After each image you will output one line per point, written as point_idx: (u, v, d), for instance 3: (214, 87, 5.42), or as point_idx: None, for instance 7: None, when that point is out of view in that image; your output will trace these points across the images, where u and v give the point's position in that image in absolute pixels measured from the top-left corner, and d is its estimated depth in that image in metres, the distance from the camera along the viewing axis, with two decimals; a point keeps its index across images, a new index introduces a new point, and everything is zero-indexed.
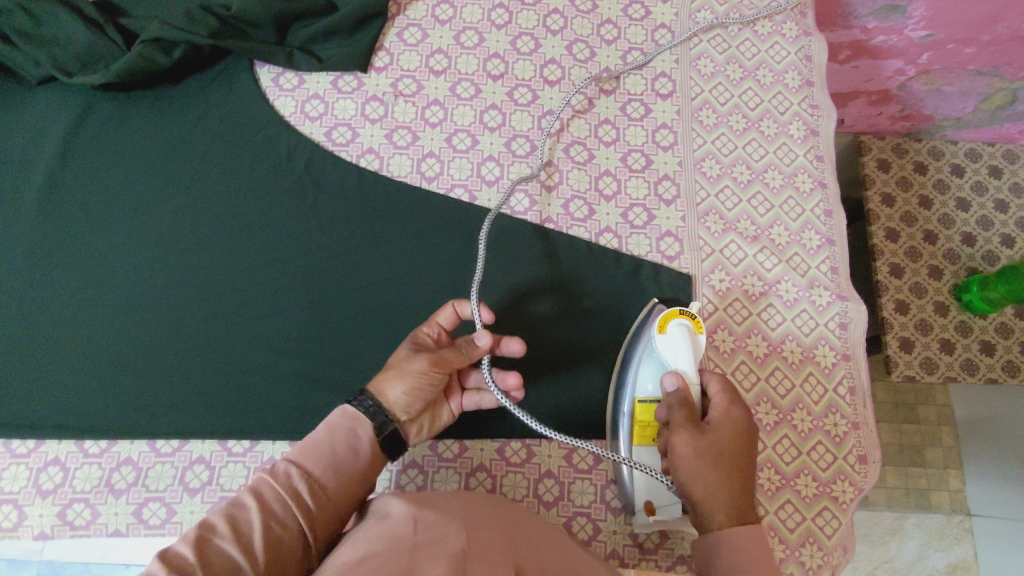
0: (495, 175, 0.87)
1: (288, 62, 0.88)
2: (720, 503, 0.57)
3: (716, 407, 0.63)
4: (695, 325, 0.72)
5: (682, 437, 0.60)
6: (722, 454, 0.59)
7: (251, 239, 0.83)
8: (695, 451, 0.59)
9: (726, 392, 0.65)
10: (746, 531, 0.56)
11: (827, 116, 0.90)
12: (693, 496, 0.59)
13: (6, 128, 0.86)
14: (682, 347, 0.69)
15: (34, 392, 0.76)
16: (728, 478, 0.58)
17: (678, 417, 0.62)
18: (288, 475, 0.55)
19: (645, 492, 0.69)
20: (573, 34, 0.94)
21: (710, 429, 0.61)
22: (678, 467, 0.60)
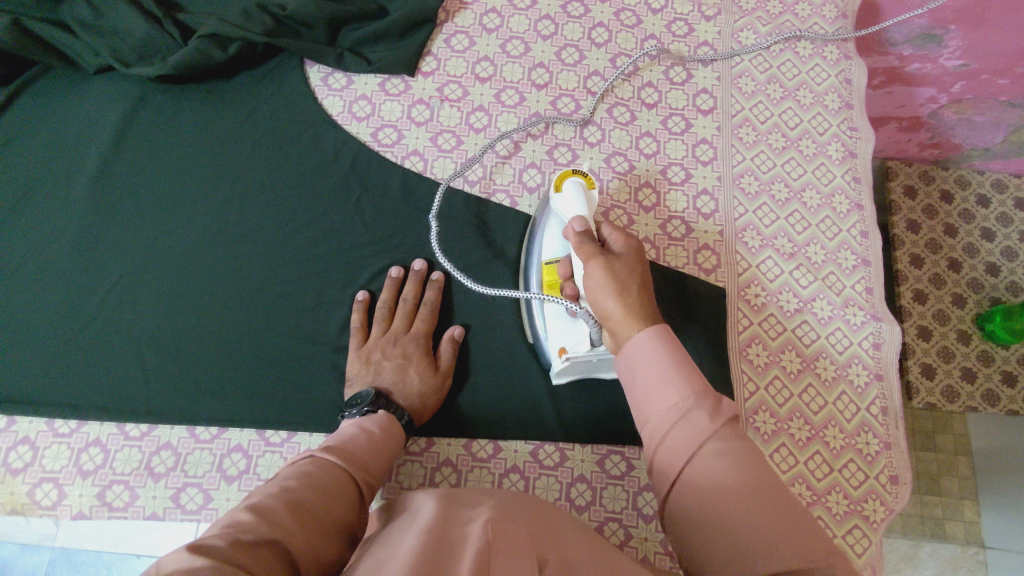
0: (536, 182, 0.88)
1: (338, 63, 0.90)
2: (627, 310, 0.54)
3: (615, 243, 0.62)
4: (589, 183, 0.72)
5: (594, 264, 0.58)
6: (628, 277, 0.57)
7: (297, 234, 0.84)
8: (604, 269, 0.57)
9: (621, 230, 0.62)
10: (657, 333, 0.52)
11: (866, 140, 0.91)
12: (607, 312, 0.56)
13: (65, 116, 0.89)
14: (576, 200, 0.69)
15: (78, 373, 0.77)
16: (635, 293, 0.55)
17: (585, 250, 0.60)
18: (338, 451, 0.57)
19: (558, 338, 0.71)
20: (617, 47, 0.95)
21: (617, 257, 0.59)
22: (590, 292, 0.57)
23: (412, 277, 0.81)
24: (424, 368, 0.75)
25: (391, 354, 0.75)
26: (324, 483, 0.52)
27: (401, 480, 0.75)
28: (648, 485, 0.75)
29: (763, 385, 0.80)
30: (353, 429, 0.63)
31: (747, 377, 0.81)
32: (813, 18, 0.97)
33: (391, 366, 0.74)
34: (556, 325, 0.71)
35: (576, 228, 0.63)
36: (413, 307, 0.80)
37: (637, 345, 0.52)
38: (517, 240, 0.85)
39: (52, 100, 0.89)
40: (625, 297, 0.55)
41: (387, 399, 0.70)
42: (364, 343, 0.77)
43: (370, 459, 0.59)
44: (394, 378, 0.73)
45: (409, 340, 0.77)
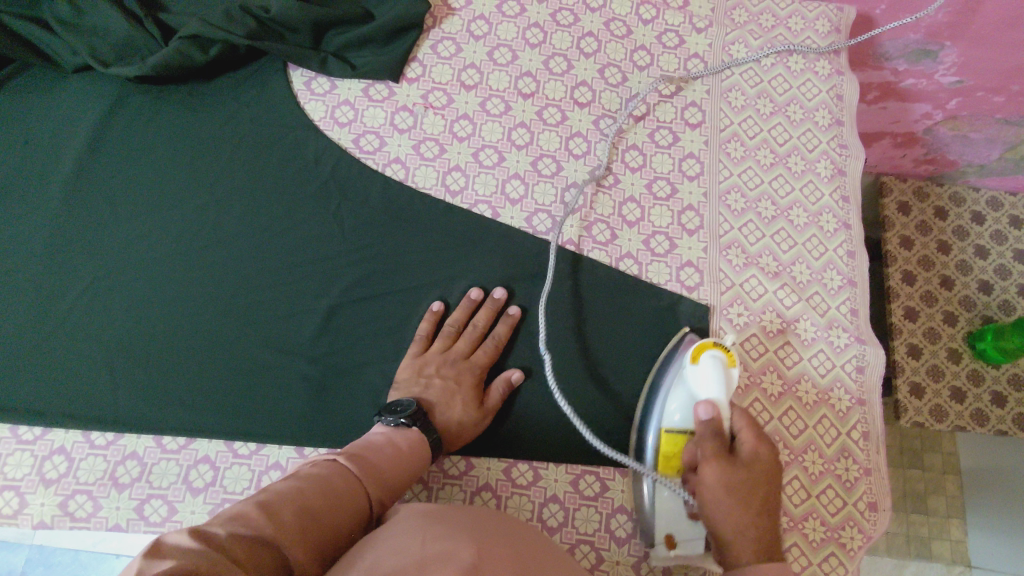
0: (519, 193, 0.87)
1: (322, 67, 0.89)
2: (746, 548, 0.56)
3: (744, 443, 0.61)
4: (730, 359, 0.69)
5: (711, 471, 0.59)
6: (747, 485, 0.58)
7: (274, 241, 0.83)
8: (720, 483, 0.58)
9: (750, 427, 0.62)
10: (771, 570, 0.55)
11: (856, 157, 0.90)
12: (717, 530, 0.58)
13: (40, 114, 0.87)
14: (712, 377, 0.67)
15: (45, 379, 0.76)
16: (751, 512, 0.57)
17: (706, 448, 0.61)
18: (351, 456, 0.60)
19: (666, 525, 0.67)
20: (606, 58, 0.94)
21: (741, 465, 0.60)
22: (703, 495, 0.59)
23: (488, 305, 0.80)
24: (471, 398, 0.73)
25: (446, 376, 0.74)
26: (323, 485, 0.54)
27: None
28: (622, 506, 0.73)
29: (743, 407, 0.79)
30: (381, 438, 0.63)
31: None
32: (805, 32, 0.96)
33: (441, 385, 0.73)
34: (671, 517, 0.67)
35: (703, 413, 0.63)
36: (481, 335, 0.78)
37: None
38: (499, 252, 0.84)
39: (25, 98, 0.87)
40: (735, 511, 0.57)
41: (425, 418, 0.68)
42: (422, 353, 0.77)
43: (377, 463, 0.60)
44: (440, 398, 0.72)
45: (465, 366, 0.75)
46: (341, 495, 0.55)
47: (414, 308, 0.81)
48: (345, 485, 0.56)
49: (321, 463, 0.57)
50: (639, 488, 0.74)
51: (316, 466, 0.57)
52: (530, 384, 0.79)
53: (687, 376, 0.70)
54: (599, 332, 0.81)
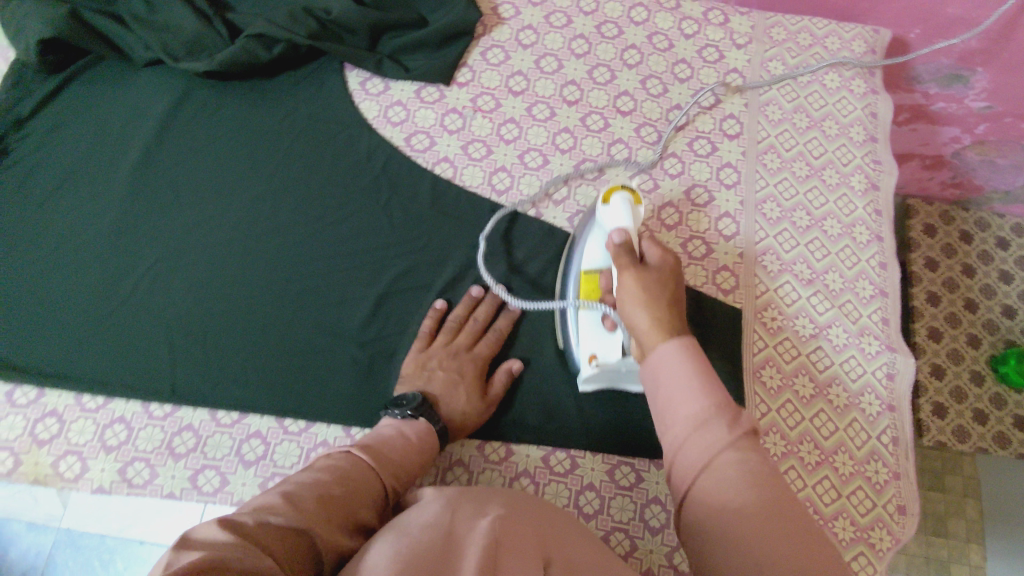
0: (562, 195, 0.90)
1: (377, 68, 0.93)
2: (655, 331, 0.54)
3: (652, 254, 0.62)
4: (636, 198, 0.71)
5: (627, 275, 0.59)
6: (659, 288, 0.58)
7: (328, 232, 0.86)
8: (640, 286, 0.58)
9: (659, 246, 0.62)
10: (687, 350, 0.51)
11: (888, 173, 0.93)
12: (636, 325, 0.56)
13: (109, 104, 0.90)
14: (622, 212, 0.69)
15: (109, 353, 0.79)
16: (663, 306, 0.56)
17: (621, 262, 0.61)
18: (367, 448, 0.62)
19: (589, 345, 0.71)
20: (648, 70, 0.98)
21: (653, 270, 0.60)
22: (622, 298, 0.58)
23: (488, 301, 0.82)
24: (475, 388, 0.76)
25: (448, 367, 0.76)
26: (343, 474, 0.56)
27: None
28: (656, 497, 0.75)
29: (775, 408, 0.81)
30: (391, 429, 0.66)
31: (760, 398, 0.82)
32: (842, 52, 1.00)
33: (445, 377, 0.75)
34: (589, 335, 0.71)
35: (615, 239, 0.63)
36: (481, 329, 0.81)
37: (666, 355, 0.51)
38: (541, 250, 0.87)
39: (100, 88, 0.91)
40: (657, 309, 0.55)
41: (431, 407, 0.71)
42: (425, 348, 0.79)
43: (389, 455, 0.62)
44: (443, 389, 0.74)
45: (468, 358, 0.77)
46: (360, 483, 0.57)
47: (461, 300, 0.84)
48: (362, 475, 0.58)
49: (335, 455, 0.59)
50: None
51: (332, 458, 0.59)
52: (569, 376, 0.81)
53: (600, 218, 0.72)
54: None
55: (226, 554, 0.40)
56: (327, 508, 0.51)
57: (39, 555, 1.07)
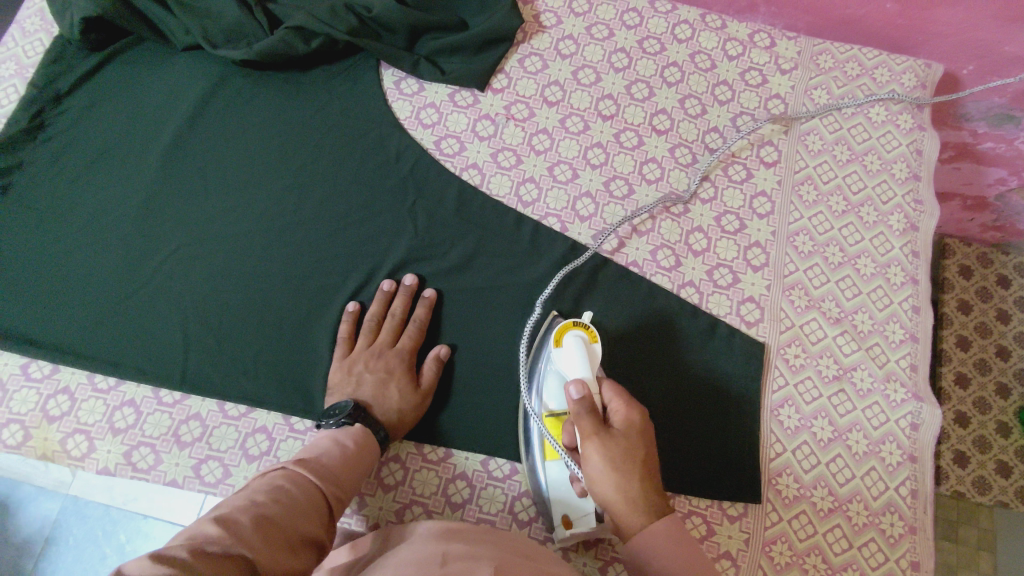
0: (590, 211, 0.89)
1: (412, 69, 0.92)
2: (637, 511, 0.57)
3: (615, 413, 0.62)
4: (590, 335, 0.72)
5: (592, 446, 0.59)
6: (628, 453, 0.58)
7: (350, 231, 0.86)
8: (608, 459, 0.58)
9: (620, 396, 0.64)
10: (666, 524, 0.57)
11: (929, 214, 0.90)
12: (607, 497, 0.58)
13: (146, 87, 0.90)
14: (577, 357, 0.69)
15: (124, 335, 0.79)
16: (638, 479, 0.57)
17: (584, 427, 0.60)
18: (303, 463, 0.60)
19: (560, 505, 0.70)
20: (688, 89, 0.95)
21: (618, 433, 0.60)
22: (592, 480, 0.59)
23: (402, 292, 0.82)
24: (405, 384, 0.76)
25: (374, 368, 0.77)
26: (283, 491, 0.54)
27: (415, 486, 0.75)
28: None
29: (790, 448, 0.79)
30: (325, 441, 0.65)
31: (775, 437, 0.79)
32: (891, 84, 0.96)
33: (372, 379, 0.76)
34: (561, 488, 0.70)
35: (573, 393, 0.62)
36: (401, 322, 0.80)
37: (648, 539, 0.56)
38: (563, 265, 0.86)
39: (138, 69, 0.91)
40: (629, 484, 0.57)
41: (362, 411, 0.71)
42: (348, 353, 0.79)
43: (328, 467, 0.61)
44: (373, 392, 0.75)
45: (393, 355, 0.78)
46: (301, 499, 0.55)
47: (478, 311, 0.83)
48: (303, 492, 0.56)
49: (272, 472, 0.57)
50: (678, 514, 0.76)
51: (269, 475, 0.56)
52: None
53: (555, 362, 0.72)
54: (652, 356, 0.82)
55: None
56: (268, 530, 0.49)
57: (45, 521, 1.07)
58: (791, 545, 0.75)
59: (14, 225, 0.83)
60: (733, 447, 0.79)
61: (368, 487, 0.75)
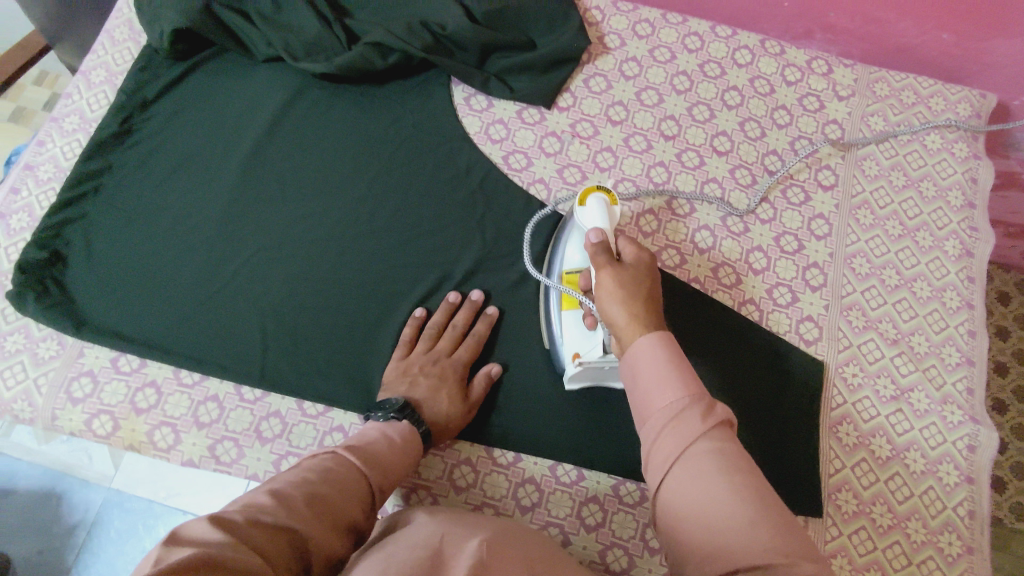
0: (652, 227, 0.91)
1: (483, 86, 0.95)
2: (632, 323, 0.61)
3: (626, 253, 0.68)
4: (612, 200, 0.78)
5: (605, 274, 0.65)
6: (634, 284, 0.63)
7: (424, 241, 0.89)
8: (614, 283, 0.63)
9: (634, 242, 0.69)
10: (659, 339, 0.58)
11: (985, 241, 0.92)
12: (613, 319, 0.62)
13: (229, 96, 0.94)
14: (597, 214, 0.75)
15: (208, 334, 0.82)
16: (639, 303, 0.62)
17: (599, 260, 0.66)
18: (357, 450, 0.62)
19: (572, 343, 0.77)
20: (748, 112, 0.98)
21: (630, 267, 0.66)
22: (601, 298, 0.64)
23: (466, 306, 0.84)
24: (456, 392, 0.78)
25: (429, 372, 0.78)
26: (335, 478, 0.58)
27: (486, 490, 0.78)
28: None
29: (849, 465, 0.81)
30: (376, 431, 0.68)
31: (834, 454, 0.81)
32: (946, 113, 0.99)
33: (426, 383, 0.77)
34: (570, 332, 0.78)
35: (594, 239, 0.68)
36: (462, 334, 0.83)
37: (644, 346, 0.58)
38: None
39: (221, 79, 0.95)
40: (631, 303, 0.62)
41: (414, 409, 0.73)
42: (407, 356, 0.81)
43: (378, 457, 0.64)
44: (426, 393, 0.76)
45: (448, 363, 0.80)
46: (349, 482, 0.59)
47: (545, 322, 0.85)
48: (350, 475, 0.59)
49: (322, 454, 0.60)
50: None
51: (320, 458, 0.60)
52: None
53: (578, 220, 0.78)
54: (717, 371, 0.84)
55: (214, 553, 0.41)
56: (314, 507, 0.53)
57: (88, 509, 1.10)
58: (850, 559, 0.76)
59: (102, 222, 0.86)
60: (795, 462, 0.81)
61: (441, 487, 0.78)
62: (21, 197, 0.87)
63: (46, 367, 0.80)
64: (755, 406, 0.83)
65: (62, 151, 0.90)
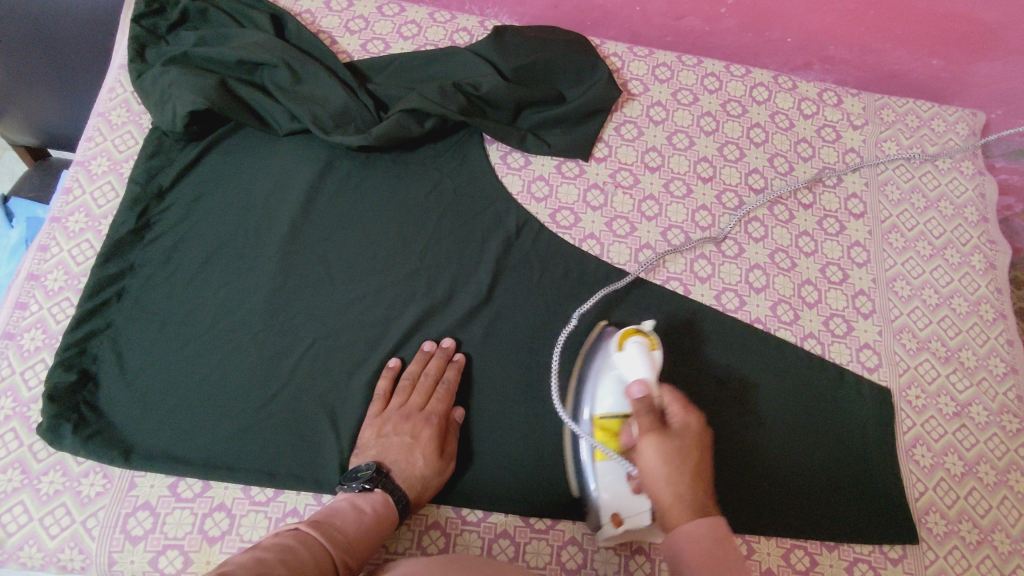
0: (707, 273, 0.92)
1: (520, 144, 0.93)
2: (679, 504, 0.57)
3: (676, 415, 0.62)
4: (651, 343, 0.74)
5: (648, 444, 0.59)
6: (681, 455, 0.59)
7: (486, 310, 0.85)
8: (661, 459, 0.58)
9: (680, 402, 0.63)
10: (707, 534, 0.55)
11: (1004, 253, 0.98)
12: (659, 499, 0.58)
13: (252, 176, 0.87)
14: (638, 359, 0.71)
15: (270, 442, 0.75)
16: (686, 485, 0.57)
17: (642, 424, 0.61)
18: (320, 525, 0.59)
19: (612, 505, 0.71)
20: (774, 148, 1.01)
21: (675, 434, 0.60)
22: (644, 475, 0.59)
23: (440, 355, 0.80)
24: (431, 449, 0.73)
25: (402, 431, 0.74)
26: (298, 557, 0.53)
27: (598, 568, 0.74)
28: None
29: (931, 487, 0.84)
30: (346, 504, 0.64)
31: (916, 478, 0.84)
32: (948, 134, 1.05)
33: (399, 443, 0.73)
34: (613, 490, 0.71)
35: (635, 391, 0.65)
36: (434, 383, 0.78)
37: (689, 539, 0.55)
38: (703, 314, 0.89)
39: (240, 158, 0.88)
40: (676, 490, 0.57)
41: (386, 476, 0.69)
42: (381, 412, 0.76)
43: (338, 528, 0.60)
44: (399, 456, 0.72)
45: (421, 418, 0.75)
46: (307, 562, 0.53)
47: None
48: (312, 552, 0.55)
49: (278, 534, 0.55)
50: (845, 564, 0.79)
51: (280, 536, 0.55)
52: (741, 451, 0.82)
53: (615, 363, 0.74)
54: (799, 401, 0.86)
55: None
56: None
57: None
58: None
59: (131, 330, 0.78)
60: (883, 492, 0.83)
61: (551, 573, 0.73)
62: (30, 312, 0.78)
63: (94, 507, 0.70)
64: (834, 439, 0.85)
65: (71, 255, 0.81)
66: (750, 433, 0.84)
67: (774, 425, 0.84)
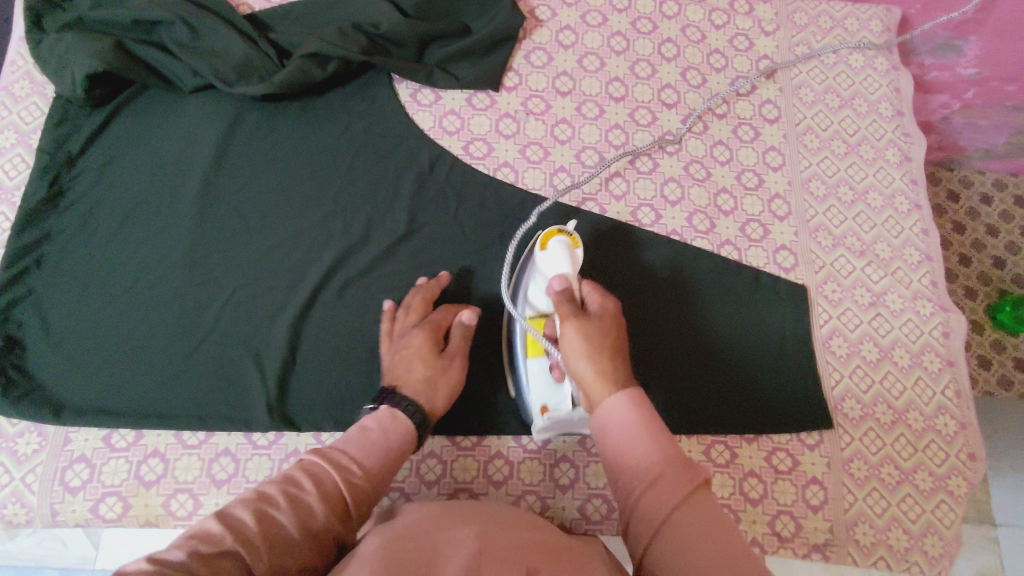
0: (622, 190, 0.93)
1: (427, 80, 0.93)
2: (600, 378, 0.57)
3: (592, 303, 0.66)
4: (574, 242, 0.76)
5: (569, 327, 0.62)
6: (600, 336, 0.61)
7: (403, 245, 0.86)
8: (581, 336, 0.60)
9: (597, 290, 0.67)
10: (630, 397, 0.55)
11: (919, 144, 0.99)
12: (580, 375, 0.58)
13: (161, 135, 0.88)
14: (560, 258, 0.74)
15: (200, 389, 0.78)
16: (607, 359, 0.58)
17: (563, 312, 0.64)
18: (320, 466, 0.56)
19: (540, 396, 0.74)
20: (686, 61, 1.01)
21: (594, 318, 0.63)
22: (567, 354, 0.60)
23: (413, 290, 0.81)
24: (426, 355, 0.73)
25: (396, 352, 0.74)
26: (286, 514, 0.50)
27: (523, 477, 0.78)
28: (751, 470, 0.82)
29: (848, 374, 0.87)
30: (353, 434, 0.61)
31: (833, 367, 0.87)
32: (861, 33, 1.04)
33: (397, 360, 0.72)
34: (539, 383, 0.75)
35: (556, 284, 0.69)
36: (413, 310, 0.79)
37: (612, 408, 0.54)
38: (620, 230, 0.91)
39: (148, 119, 0.89)
40: (595, 361, 0.58)
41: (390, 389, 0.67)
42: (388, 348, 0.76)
43: (341, 464, 0.57)
44: (399, 371, 0.71)
45: (409, 334, 0.75)
46: (294, 518, 0.51)
47: None
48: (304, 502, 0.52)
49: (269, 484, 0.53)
50: (765, 453, 0.82)
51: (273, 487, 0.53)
52: (661, 356, 0.85)
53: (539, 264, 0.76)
54: (718, 305, 0.89)
55: None
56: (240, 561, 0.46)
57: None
58: (866, 460, 0.83)
59: (52, 294, 0.80)
60: (801, 384, 0.86)
61: (480, 486, 0.77)
62: None
63: (32, 463, 0.74)
64: (754, 339, 0.88)
65: None
66: (669, 345, 0.86)
67: (693, 331, 0.87)
